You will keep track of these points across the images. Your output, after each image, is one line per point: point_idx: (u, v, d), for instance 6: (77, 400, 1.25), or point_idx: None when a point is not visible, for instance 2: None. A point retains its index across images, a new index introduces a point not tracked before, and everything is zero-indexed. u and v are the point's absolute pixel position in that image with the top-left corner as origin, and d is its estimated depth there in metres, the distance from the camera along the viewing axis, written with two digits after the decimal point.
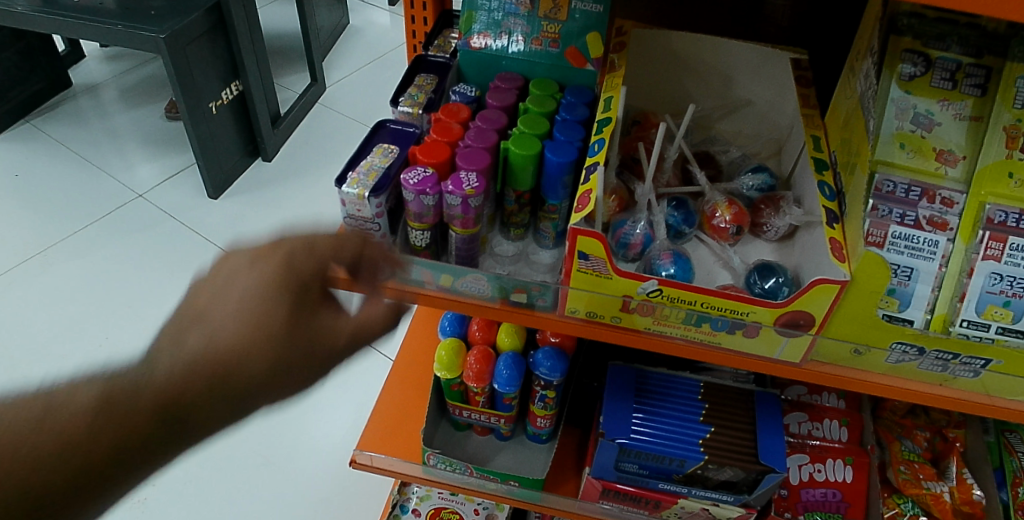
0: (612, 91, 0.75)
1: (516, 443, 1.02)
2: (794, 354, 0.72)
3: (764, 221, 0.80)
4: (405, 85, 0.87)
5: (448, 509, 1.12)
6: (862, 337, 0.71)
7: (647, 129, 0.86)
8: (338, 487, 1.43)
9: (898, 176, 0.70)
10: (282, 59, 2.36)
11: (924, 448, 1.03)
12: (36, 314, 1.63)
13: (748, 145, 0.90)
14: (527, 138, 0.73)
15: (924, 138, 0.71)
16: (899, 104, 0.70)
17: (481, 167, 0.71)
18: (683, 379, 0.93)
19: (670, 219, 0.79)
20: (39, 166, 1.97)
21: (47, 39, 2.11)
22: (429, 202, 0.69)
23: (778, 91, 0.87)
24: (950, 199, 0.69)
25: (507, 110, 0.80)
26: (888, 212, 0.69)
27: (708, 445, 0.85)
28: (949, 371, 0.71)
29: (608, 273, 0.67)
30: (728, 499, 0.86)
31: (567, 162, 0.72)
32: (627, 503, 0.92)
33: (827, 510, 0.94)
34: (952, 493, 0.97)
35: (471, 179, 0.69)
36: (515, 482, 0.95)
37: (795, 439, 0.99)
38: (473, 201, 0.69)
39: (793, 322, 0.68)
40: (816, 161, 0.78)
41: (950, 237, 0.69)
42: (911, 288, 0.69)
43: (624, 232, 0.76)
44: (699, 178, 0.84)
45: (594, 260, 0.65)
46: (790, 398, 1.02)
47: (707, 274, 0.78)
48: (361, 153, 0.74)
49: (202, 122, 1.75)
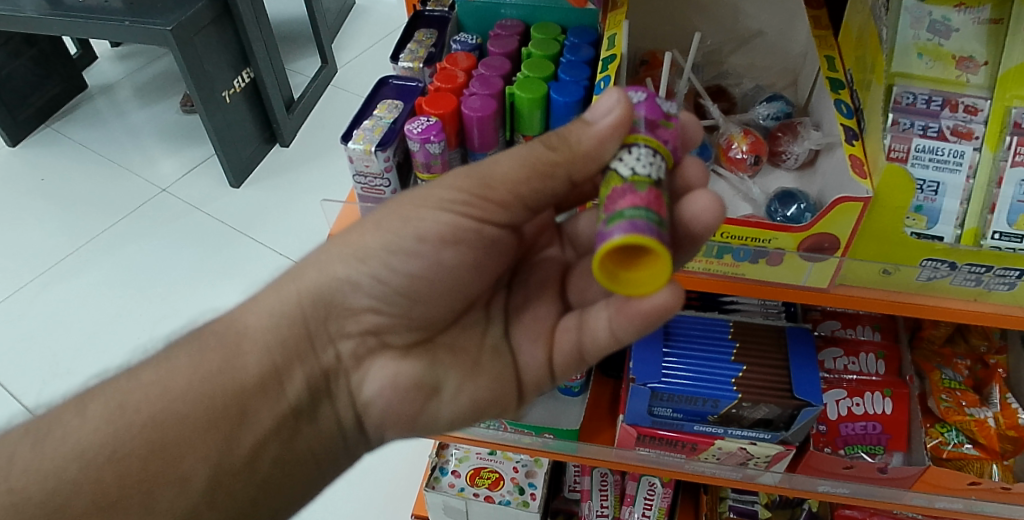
0: (615, 28, 0.74)
1: (545, 398, 1.02)
2: (821, 279, 0.70)
3: (783, 149, 0.78)
4: (405, 42, 0.90)
5: (488, 468, 1.14)
6: (888, 256, 0.68)
7: (654, 68, 0.85)
8: (383, 457, 1.46)
9: (917, 87, 0.69)
10: (292, 44, 2.38)
11: (965, 376, 1.02)
12: (76, 309, 1.69)
13: (762, 76, 0.89)
14: (540, 62, 0.78)
15: (942, 46, 0.69)
16: (913, 12, 0.69)
17: (495, 92, 0.76)
18: (712, 319, 0.92)
19: (773, 206, 0.73)
20: (64, 169, 2.02)
21: (59, 44, 2.15)
22: (427, 122, 0.72)
23: (787, 20, 0.85)
24: (973, 106, 0.68)
25: (510, 56, 0.81)
26: (909, 125, 0.69)
27: (741, 384, 0.84)
28: (983, 284, 0.68)
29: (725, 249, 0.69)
30: (765, 437, 0.87)
31: (585, 77, 0.75)
32: (665, 449, 0.93)
33: (867, 443, 0.93)
34: (995, 419, 0.96)
35: (473, 99, 0.75)
36: (550, 435, 0.97)
37: (832, 375, 0.96)
38: (468, 104, 0.74)
39: (818, 246, 0.67)
40: (831, 81, 0.76)
41: (976, 146, 0.68)
42: (938, 204, 0.68)
43: (776, 213, 0.72)
44: (712, 111, 0.83)
45: (736, 249, 0.68)
46: (824, 334, 1.00)
47: (727, 207, 0.76)
48: (366, 110, 0.77)
49: (217, 112, 1.76)
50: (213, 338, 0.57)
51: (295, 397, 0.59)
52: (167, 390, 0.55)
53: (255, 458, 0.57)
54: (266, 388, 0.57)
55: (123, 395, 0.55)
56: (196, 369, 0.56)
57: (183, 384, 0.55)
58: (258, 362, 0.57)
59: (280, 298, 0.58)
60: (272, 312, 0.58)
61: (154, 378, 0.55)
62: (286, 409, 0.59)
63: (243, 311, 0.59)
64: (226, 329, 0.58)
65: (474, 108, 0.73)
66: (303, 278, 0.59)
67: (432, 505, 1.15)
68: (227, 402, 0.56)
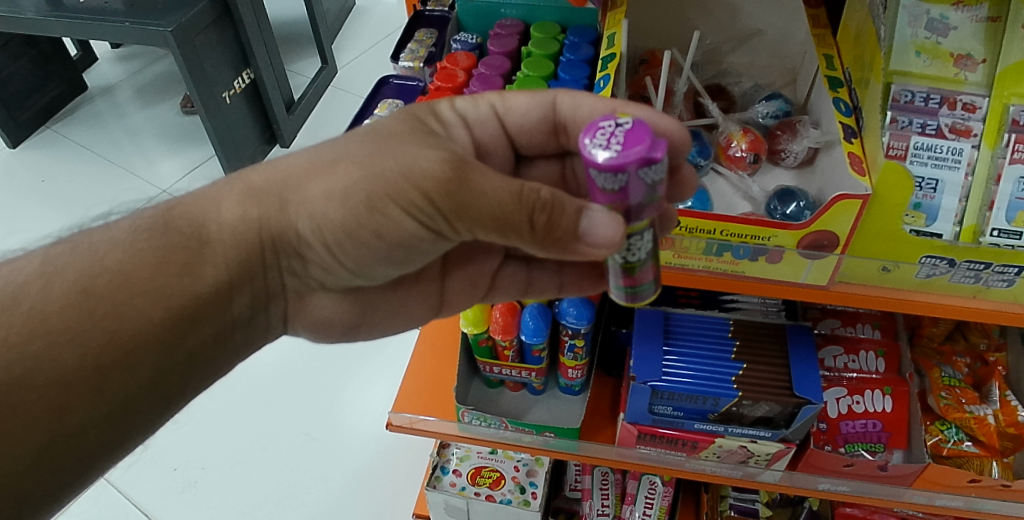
0: (614, 28, 0.74)
1: (547, 396, 1.06)
2: (820, 277, 0.70)
3: (782, 148, 0.79)
4: (405, 41, 0.92)
5: (489, 467, 1.14)
6: (887, 254, 0.68)
7: (654, 67, 0.85)
8: (384, 456, 1.46)
9: (915, 84, 0.70)
10: (293, 45, 2.38)
11: (964, 374, 1.02)
12: None
13: (761, 75, 0.90)
14: (540, 61, 0.78)
15: (941, 44, 0.70)
16: (912, 10, 0.69)
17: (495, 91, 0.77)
18: (713, 317, 0.93)
19: (774, 204, 0.73)
20: (64, 170, 2.02)
21: (59, 45, 2.15)
22: None
23: (788, 19, 0.84)
24: (971, 104, 0.69)
25: (510, 55, 0.82)
26: (908, 123, 0.69)
27: (741, 381, 0.84)
28: (982, 281, 0.68)
29: (727, 248, 0.69)
30: (765, 435, 0.87)
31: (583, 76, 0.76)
32: (665, 447, 0.93)
33: (868, 441, 0.93)
34: (995, 416, 0.96)
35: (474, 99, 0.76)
36: (551, 433, 0.98)
37: (832, 373, 0.97)
38: None
39: (817, 244, 0.67)
40: (830, 79, 0.76)
41: (974, 144, 0.68)
42: (937, 201, 0.68)
43: (778, 211, 0.72)
44: (710, 109, 0.83)
45: (737, 247, 0.69)
46: (824, 332, 1.00)
47: (726, 206, 0.77)
48: (367, 109, 0.82)
49: (217, 112, 1.76)
50: (178, 234, 0.56)
51: (239, 310, 0.61)
52: (126, 282, 0.53)
53: (193, 360, 0.59)
54: (219, 300, 0.58)
55: (88, 279, 0.53)
56: (159, 264, 0.55)
57: (139, 276, 0.54)
58: (218, 271, 0.57)
59: (244, 220, 0.57)
60: (238, 229, 0.58)
61: (117, 265, 0.54)
62: (227, 320, 0.61)
63: (212, 217, 0.58)
64: (190, 224, 0.57)
65: None
66: (267, 207, 0.57)
67: (433, 505, 1.15)
68: (182, 304, 0.56)
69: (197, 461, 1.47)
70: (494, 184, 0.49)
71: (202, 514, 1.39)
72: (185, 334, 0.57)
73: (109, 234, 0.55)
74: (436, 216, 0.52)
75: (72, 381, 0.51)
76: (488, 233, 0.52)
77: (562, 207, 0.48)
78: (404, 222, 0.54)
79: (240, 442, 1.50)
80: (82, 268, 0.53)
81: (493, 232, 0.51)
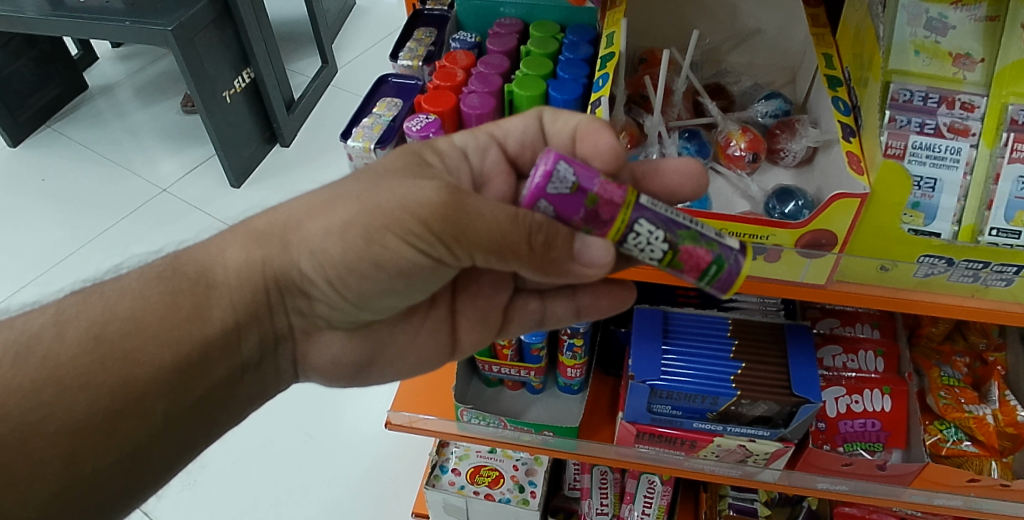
0: (613, 27, 0.74)
1: (547, 394, 1.06)
2: (818, 276, 0.70)
3: (780, 147, 0.79)
4: (404, 40, 0.92)
5: (488, 466, 1.14)
6: (886, 252, 0.68)
7: (653, 66, 0.85)
8: (383, 455, 1.46)
9: (915, 83, 0.69)
10: (293, 44, 2.39)
11: (963, 373, 1.02)
12: None
13: (761, 74, 0.90)
14: (539, 60, 0.78)
15: (939, 43, 0.70)
16: (911, 10, 0.70)
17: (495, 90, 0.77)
18: (711, 316, 0.93)
19: (774, 203, 0.73)
20: (64, 169, 2.03)
21: (59, 44, 2.15)
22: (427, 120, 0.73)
23: (787, 18, 0.85)
24: (970, 103, 0.69)
25: (509, 54, 0.82)
26: (907, 122, 0.69)
27: (740, 381, 0.84)
28: (981, 280, 0.68)
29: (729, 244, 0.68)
30: (764, 434, 0.87)
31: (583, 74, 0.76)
32: (663, 446, 0.93)
33: (866, 440, 0.94)
34: (995, 416, 0.96)
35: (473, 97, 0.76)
36: (550, 432, 0.98)
37: (831, 372, 0.97)
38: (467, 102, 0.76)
39: (815, 242, 0.67)
40: (829, 78, 0.76)
41: (973, 143, 0.68)
42: (936, 200, 0.68)
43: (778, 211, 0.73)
44: (710, 108, 0.83)
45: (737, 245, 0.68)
46: (823, 331, 1.00)
47: (726, 204, 0.76)
48: (366, 108, 0.81)
49: (217, 112, 1.76)
50: (185, 281, 0.58)
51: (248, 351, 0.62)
52: (138, 330, 0.54)
53: (207, 399, 0.59)
54: (226, 344, 0.59)
55: (100, 326, 0.54)
56: (169, 312, 0.56)
57: (150, 324, 0.55)
58: (225, 314, 0.58)
59: (248, 264, 0.59)
60: (242, 273, 0.59)
61: (128, 312, 0.55)
62: (236, 365, 0.61)
63: (216, 262, 0.59)
64: (195, 271, 0.58)
65: (473, 105, 0.74)
66: (269, 249, 0.58)
67: (432, 504, 1.15)
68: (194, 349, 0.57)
69: (196, 460, 1.47)
70: (493, 210, 0.50)
71: (202, 513, 1.39)
72: (194, 381, 0.57)
73: (120, 283, 0.57)
74: (435, 243, 0.52)
75: (70, 383, 0.51)
76: (484, 257, 0.52)
77: (560, 236, 0.51)
78: (405, 252, 0.53)
79: (239, 442, 1.50)
80: (95, 314, 0.54)
81: (492, 256, 0.52)
